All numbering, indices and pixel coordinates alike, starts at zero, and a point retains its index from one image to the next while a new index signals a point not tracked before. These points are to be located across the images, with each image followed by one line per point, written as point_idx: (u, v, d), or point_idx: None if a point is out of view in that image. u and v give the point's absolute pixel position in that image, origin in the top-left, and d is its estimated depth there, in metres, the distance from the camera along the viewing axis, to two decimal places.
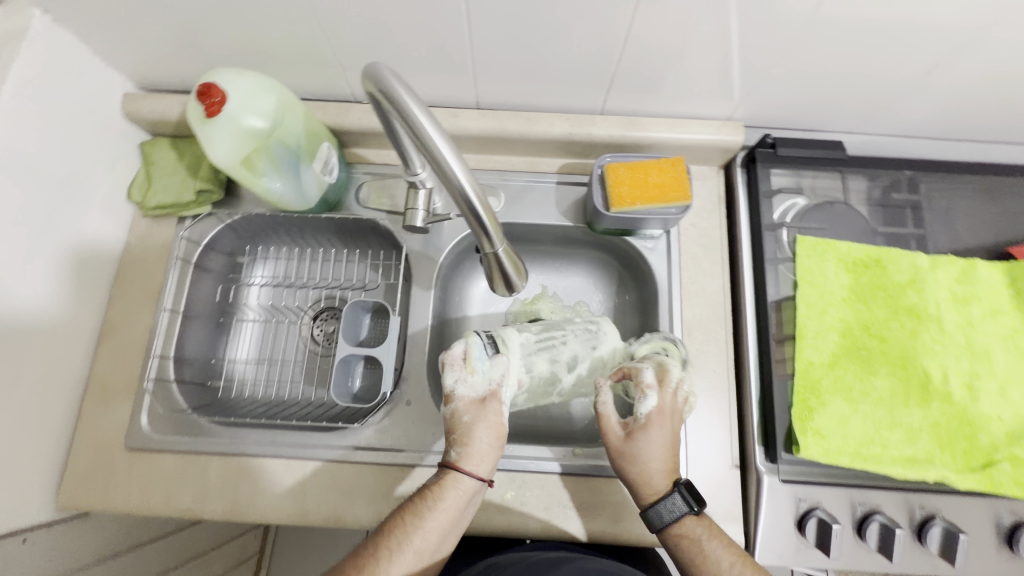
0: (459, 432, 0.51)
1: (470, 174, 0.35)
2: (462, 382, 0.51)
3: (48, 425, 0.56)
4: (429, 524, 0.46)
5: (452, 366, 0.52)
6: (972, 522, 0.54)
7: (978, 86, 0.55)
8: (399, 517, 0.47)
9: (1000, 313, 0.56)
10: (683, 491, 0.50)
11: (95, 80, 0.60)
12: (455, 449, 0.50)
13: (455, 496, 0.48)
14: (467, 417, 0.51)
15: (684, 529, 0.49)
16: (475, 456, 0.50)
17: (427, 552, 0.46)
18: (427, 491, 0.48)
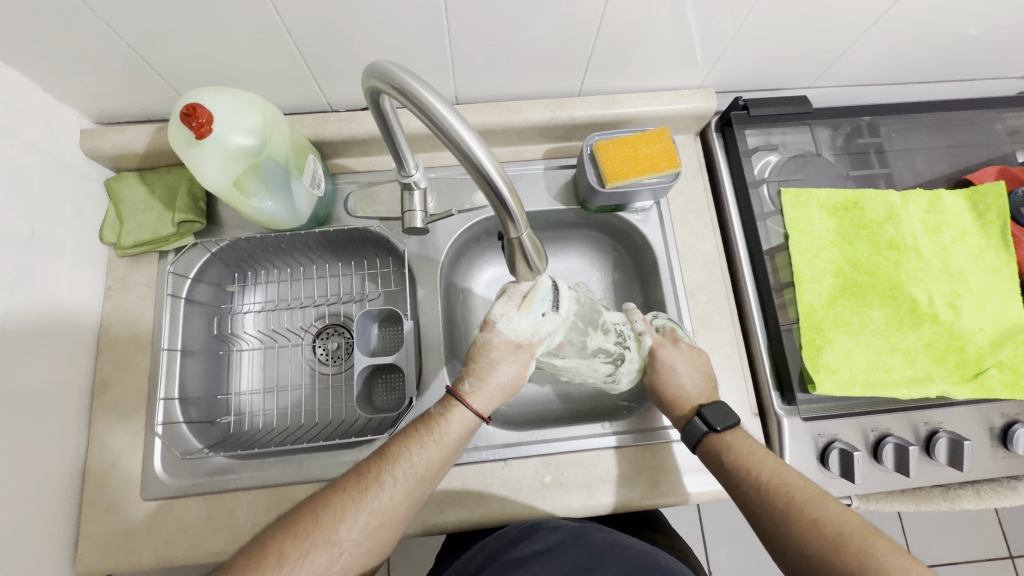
0: (478, 363, 0.53)
1: (499, 164, 0.36)
2: (508, 318, 0.54)
3: (54, 491, 0.52)
4: (429, 452, 0.48)
5: (509, 299, 0.54)
6: (970, 429, 0.58)
7: (923, 32, 0.60)
8: (396, 442, 0.49)
9: (967, 235, 0.62)
10: (702, 414, 0.53)
11: (49, 119, 0.57)
12: (471, 381, 0.53)
13: (451, 421, 0.51)
14: (496, 351, 0.54)
15: (710, 447, 0.52)
16: (474, 379, 0.53)
17: (423, 475, 0.47)
18: (422, 420, 0.51)
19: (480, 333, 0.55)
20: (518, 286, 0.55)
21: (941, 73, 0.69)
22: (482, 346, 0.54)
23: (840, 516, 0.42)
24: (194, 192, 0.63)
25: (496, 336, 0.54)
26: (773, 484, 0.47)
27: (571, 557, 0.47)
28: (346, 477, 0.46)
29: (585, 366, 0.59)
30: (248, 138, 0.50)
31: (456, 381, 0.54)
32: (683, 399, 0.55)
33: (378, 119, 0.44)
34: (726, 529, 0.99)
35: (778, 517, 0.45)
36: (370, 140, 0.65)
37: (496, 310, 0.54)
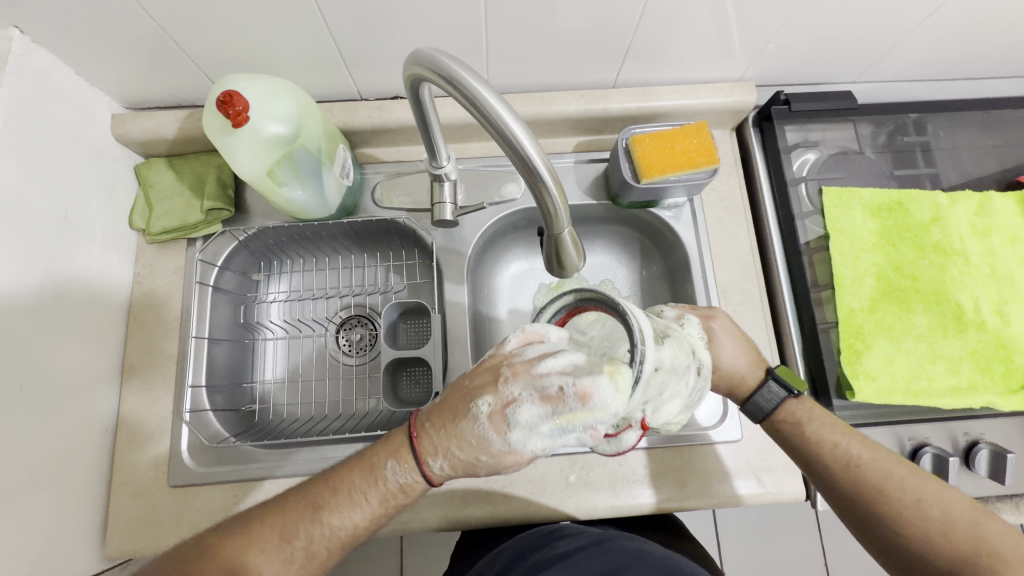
0: (459, 441, 0.38)
1: (544, 153, 0.35)
2: (527, 429, 0.36)
3: (83, 475, 0.53)
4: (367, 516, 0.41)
5: (543, 405, 0.36)
6: (1013, 442, 0.56)
7: (980, 24, 0.57)
8: (332, 499, 0.40)
9: (1018, 239, 0.59)
10: (779, 378, 0.50)
11: (81, 103, 0.56)
12: (439, 463, 0.40)
13: (407, 482, 0.40)
14: (489, 454, 0.38)
15: (787, 413, 0.50)
16: (445, 449, 0.39)
17: (358, 533, 0.41)
18: (374, 474, 0.40)
19: (485, 422, 0.37)
20: (586, 399, 0.35)
21: (994, 68, 0.66)
22: (478, 437, 0.38)
23: (936, 494, 0.44)
24: (222, 179, 0.63)
25: (497, 444, 0.37)
26: (858, 465, 0.46)
27: (594, 562, 0.44)
28: (264, 535, 0.40)
29: (680, 353, 0.41)
30: (282, 127, 0.50)
31: (432, 436, 0.40)
32: (747, 370, 0.51)
33: (417, 109, 0.43)
34: (742, 531, 0.98)
35: (869, 497, 0.45)
36: (399, 130, 0.64)
37: (523, 409, 0.36)
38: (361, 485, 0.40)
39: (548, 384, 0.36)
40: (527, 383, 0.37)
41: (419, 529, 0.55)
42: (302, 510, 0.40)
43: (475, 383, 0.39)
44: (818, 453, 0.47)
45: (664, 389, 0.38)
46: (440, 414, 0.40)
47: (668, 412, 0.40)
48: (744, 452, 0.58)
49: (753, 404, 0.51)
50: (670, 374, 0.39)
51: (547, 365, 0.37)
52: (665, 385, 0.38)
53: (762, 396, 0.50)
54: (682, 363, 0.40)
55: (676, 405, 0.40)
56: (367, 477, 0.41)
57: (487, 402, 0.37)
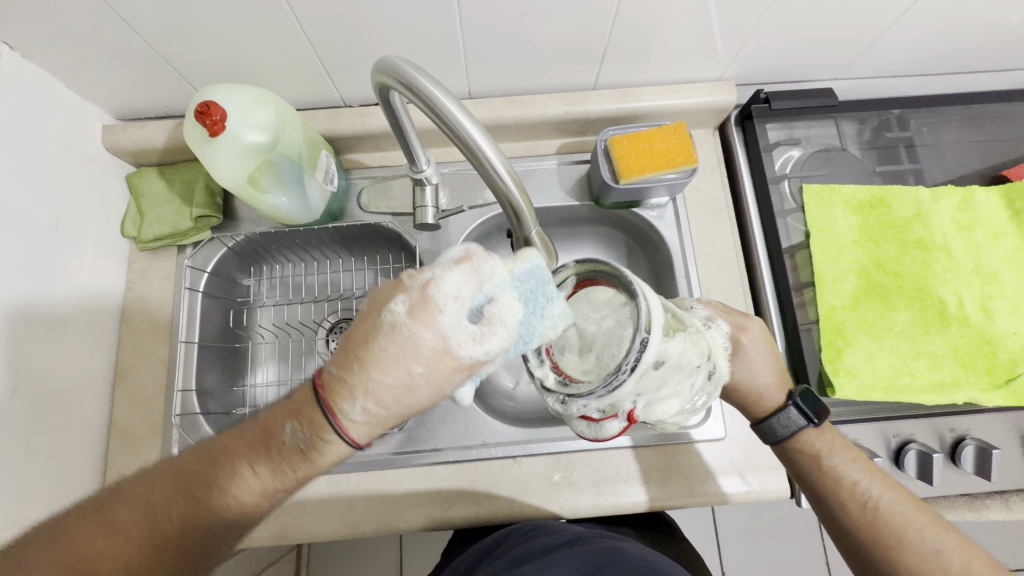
0: (376, 352, 0.32)
1: (506, 160, 0.39)
2: (454, 304, 0.31)
3: (76, 478, 0.54)
4: (261, 467, 0.35)
5: (459, 266, 0.32)
6: (999, 437, 0.56)
7: (958, 20, 0.57)
8: (219, 470, 0.35)
9: (1002, 234, 0.59)
10: (800, 405, 0.48)
11: (72, 115, 0.58)
12: (363, 403, 0.33)
13: (317, 442, 0.34)
14: (406, 356, 0.32)
15: (802, 442, 0.48)
16: (366, 386, 0.33)
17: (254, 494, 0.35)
18: (270, 444, 0.35)
19: (405, 322, 0.32)
20: (481, 258, 0.32)
21: (980, 62, 0.65)
22: (400, 349, 0.32)
23: (953, 546, 0.45)
24: (211, 187, 0.64)
25: (426, 348, 0.32)
26: (875, 507, 0.47)
27: (570, 559, 0.44)
28: (128, 506, 0.35)
29: (692, 350, 0.37)
30: (261, 134, 0.52)
31: (336, 356, 0.34)
32: (770, 389, 0.49)
33: (390, 117, 0.44)
34: (740, 531, 0.98)
35: (883, 542, 0.46)
36: (383, 136, 0.64)
37: (444, 281, 0.32)
38: (255, 457, 0.35)
39: (450, 248, 0.33)
40: (428, 262, 0.33)
41: (405, 529, 0.55)
42: (175, 478, 0.35)
43: (378, 294, 0.34)
44: (833, 488, 0.48)
45: (662, 385, 0.35)
46: (343, 343, 0.34)
47: (663, 410, 0.37)
48: (729, 451, 0.58)
49: (766, 426, 0.50)
50: (673, 372, 0.35)
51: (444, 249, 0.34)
52: (662, 381, 0.35)
53: (779, 421, 0.49)
54: (691, 362, 0.36)
55: (673, 403, 0.37)
56: (263, 448, 0.35)
57: (399, 300, 0.32)
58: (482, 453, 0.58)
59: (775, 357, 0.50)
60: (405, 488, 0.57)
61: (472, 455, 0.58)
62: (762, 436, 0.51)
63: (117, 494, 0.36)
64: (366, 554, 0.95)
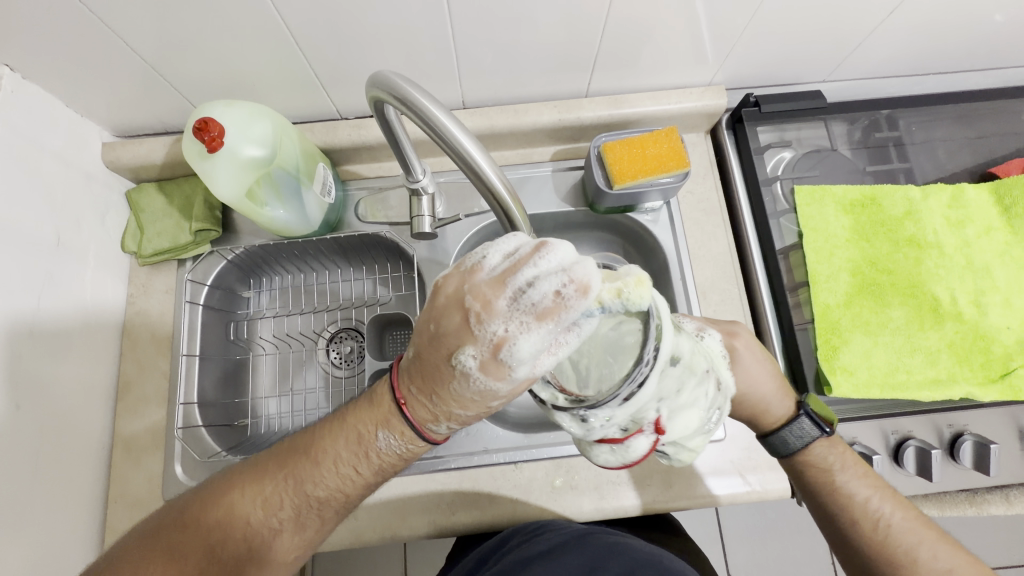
0: (455, 393, 0.33)
1: (496, 167, 0.40)
2: (526, 366, 0.29)
3: (79, 491, 0.54)
4: (357, 468, 0.39)
5: (532, 322, 0.28)
6: (1000, 432, 0.56)
7: (943, 21, 0.58)
8: (316, 474, 0.38)
9: (993, 230, 0.60)
10: (813, 415, 0.49)
11: (72, 133, 0.59)
12: (445, 425, 0.36)
13: (406, 442, 0.38)
14: (481, 396, 0.32)
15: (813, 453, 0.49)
16: (448, 414, 0.35)
17: (350, 492, 0.39)
18: (364, 446, 0.38)
19: (476, 373, 0.31)
20: (567, 314, 0.27)
21: (966, 61, 0.66)
22: (474, 393, 0.32)
23: (962, 565, 0.45)
24: (210, 201, 0.65)
25: (498, 391, 0.31)
26: (886, 525, 0.47)
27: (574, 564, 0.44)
28: (236, 504, 0.38)
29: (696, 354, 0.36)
30: (259, 149, 0.53)
31: (415, 369, 0.35)
32: (769, 399, 0.49)
33: (385, 130, 0.45)
34: (746, 532, 0.98)
35: (894, 559, 0.46)
36: (378, 146, 0.65)
37: (516, 344, 0.29)
38: (351, 458, 0.38)
39: (536, 294, 0.28)
40: (507, 309, 0.29)
41: (409, 536, 0.56)
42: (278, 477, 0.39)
43: (444, 329, 0.31)
44: (843, 503, 0.48)
45: (681, 388, 0.33)
46: (418, 371, 0.34)
47: (685, 423, 0.35)
48: (729, 451, 0.58)
49: (778, 438, 0.50)
50: (687, 374, 0.34)
51: (522, 280, 0.29)
52: (681, 385, 0.33)
53: (792, 432, 0.49)
54: (700, 365, 0.36)
55: (693, 414, 0.35)
56: (356, 450, 0.38)
57: (470, 353, 0.30)
58: (484, 458, 0.58)
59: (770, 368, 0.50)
60: (408, 495, 0.57)
61: (473, 461, 0.58)
62: (770, 448, 0.51)
63: (220, 495, 0.39)
64: (371, 563, 0.94)
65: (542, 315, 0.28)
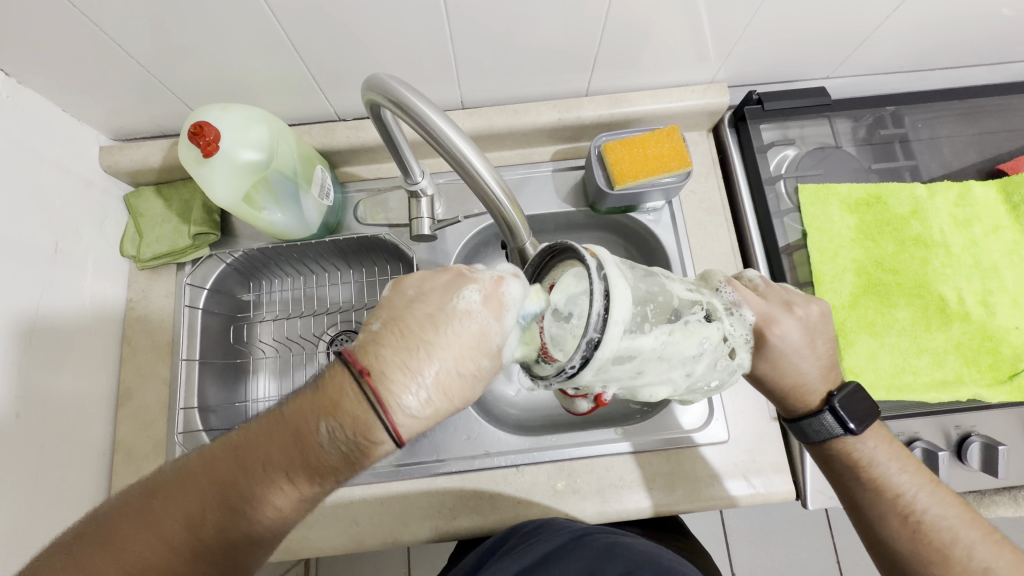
0: (444, 336, 0.32)
1: (494, 172, 0.40)
2: (523, 300, 0.34)
3: (80, 497, 0.54)
4: (297, 464, 0.31)
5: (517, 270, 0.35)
6: (1008, 433, 0.55)
7: (949, 15, 0.57)
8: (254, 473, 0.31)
9: (1001, 228, 0.59)
10: (837, 412, 0.46)
11: (70, 139, 0.58)
12: (423, 387, 0.31)
13: (364, 434, 0.30)
14: (481, 340, 0.33)
15: (836, 448, 0.47)
16: (431, 372, 0.32)
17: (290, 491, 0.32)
18: (305, 442, 0.31)
19: (478, 304, 0.33)
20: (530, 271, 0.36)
21: (973, 57, 0.65)
22: (471, 331, 0.32)
23: (1006, 566, 0.42)
24: (208, 205, 0.64)
25: (496, 328, 0.33)
26: (919, 520, 0.44)
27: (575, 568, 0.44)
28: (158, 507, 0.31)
29: (684, 342, 0.35)
30: (256, 153, 0.52)
31: (392, 335, 0.32)
32: (811, 387, 0.47)
33: (384, 136, 0.45)
34: (749, 532, 0.97)
35: (926, 558, 0.43)
36: (377, 148, 0.65)
37: (515, 281, 0.34)
38: (290, 456, 0.31)
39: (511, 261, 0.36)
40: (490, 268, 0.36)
41: (411, 541, 0.56)
42: (208, 490, 0.32)
43: (434, 281, 0.34)
44: (879, 495, 0.46)
45: (640, 373, 0.34)
46: (400, 325, 0.33)
47: (650, 394, 0.37)
48: (733, 453, 0.57)
49: (796, 428, 0.49)
50: (653, 361, 0.34)
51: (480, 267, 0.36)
52: (640, 371, 0.34)
53: (809, 427, 0.47)
54: (681, 354, 0.35)
55: (664, 389, 0.37)
56: (297, 446, 0.31)
57: (473, 289, 0.33)
58: (486, 462, 0.58)
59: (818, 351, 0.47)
60: (410, 500, 0.57)
61: (475, 465, 0.58)
62: (799, 433, 0.49)
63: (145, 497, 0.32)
64: (375, 563, 0.95)
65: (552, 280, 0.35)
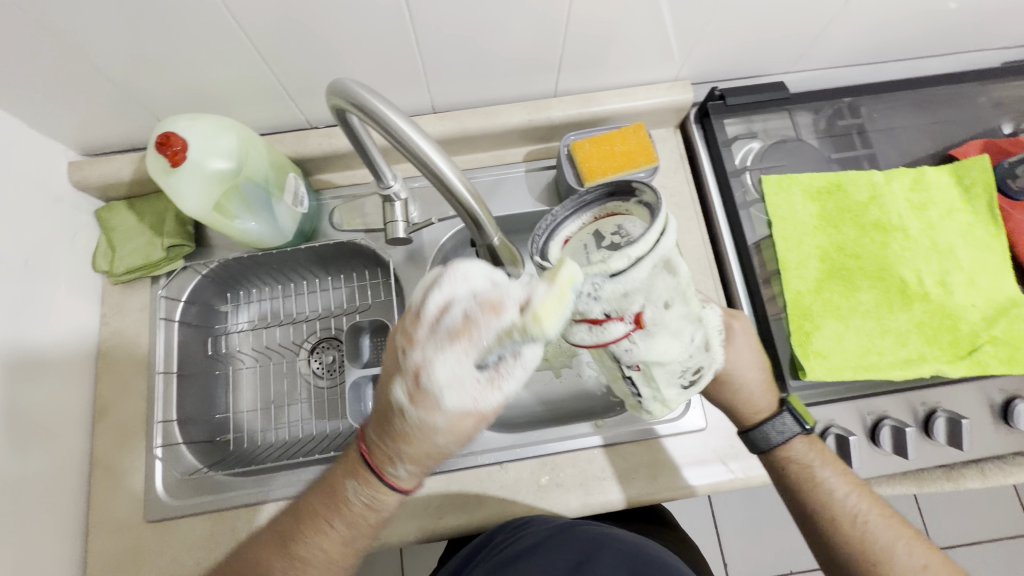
0: (410, 437, 0.38)
1: (460, 173, 0.41)
2: (441, 386, 0.32)
3: (59, 516, 0.53)
4: (337, 517, 0.43)
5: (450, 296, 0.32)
6: (970, 407, 0.57)
7: (896, 10, 0.59)
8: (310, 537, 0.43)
9: (955, 211, 0.61)
10: (794, 411, 0.50)
11: (37, 154, 0.58)
12: (402, 466, 0.40)
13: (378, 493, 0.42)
14: (452, 436, 0.37)
15: (789, 450, 0.50)
16: (406, 454, 0.39)
17: (348, 543, 0.43)
18: (336, 499, 0.43)
19: (409, 408, 0.34)
20: (477, 327, 0.30)
21: (923, 48, 0.68)
22: (421, 429, 0.36)
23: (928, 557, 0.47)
24: (182, 216, 0.64)
25: (439, 422, 0.35)
26: (864, 522, 0.48)
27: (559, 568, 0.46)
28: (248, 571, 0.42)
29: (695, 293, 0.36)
30: (225, 161, 0.53)
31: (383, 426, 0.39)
32: (757, 397, 0.50)
33: (352, 139, 0.45)
34: (738, 524, 0.99)
35: (870, 556, 0.47)
36: (351, 154, 0.65)
37: (433, 366, 0.32)
38: (332, 517, 0.43)
39: (450, 320, 0.31)
40: (432, 334, 0.32)
41: (398, 543, 0.56)
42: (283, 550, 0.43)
43: (389, 368, 0.36)
44: (831, 500, 0.49)
45: (671, 303, 0.32)
46: (384, 421, 0.39)
47: (663, 349, 0.34)
48: (711, 440, 0.59)
49: (759, 432, 0.50)
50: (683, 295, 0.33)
51: (442, 362, 0.32)
52: (671, 302, 0.32)
53: (773, 428, 0.50)
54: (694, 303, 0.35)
55: (673, 345, 0.34)
56: (330, 503, 0.43)
57: (399, 388, 0.34)
58: (470, 461, 0.58)
59: (761, 363, 0.50)
60: None
61: (459, 464, 0.58)
62: (748, 446, 0.52)
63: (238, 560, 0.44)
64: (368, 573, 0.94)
65: (599, 216, 0.36)
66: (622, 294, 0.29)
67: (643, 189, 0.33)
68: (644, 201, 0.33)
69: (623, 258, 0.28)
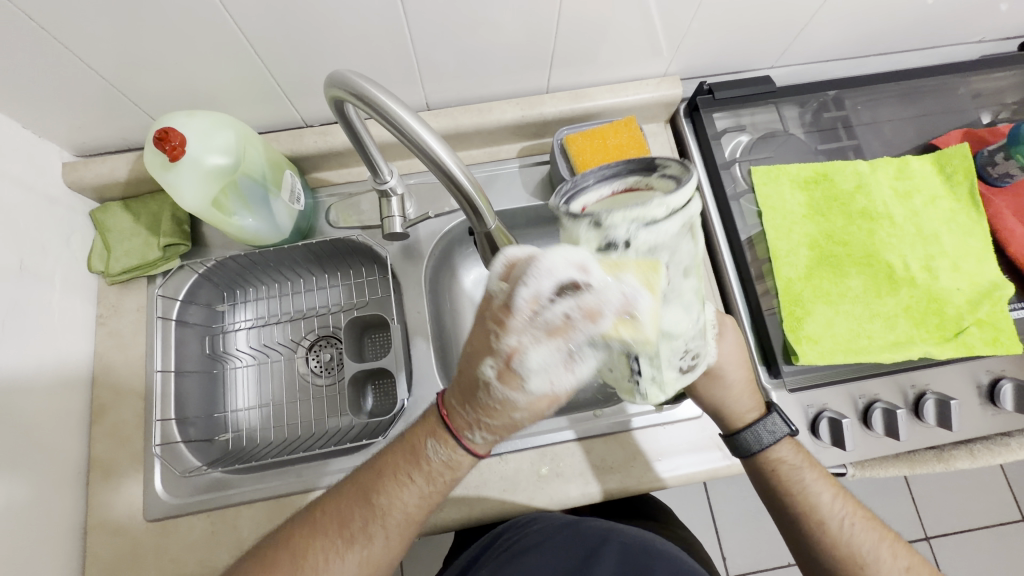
0: (491, 407, 0.39)
1: (462, 165, 0.42)
2: (535, 369, 0.35)
3: (57, 516, 0.53)
4: (414, 477, 0.43)
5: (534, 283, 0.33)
6: (958, 389, 0.59)
7: (875, 6, 0.61)
8: (383, 509, 0.43)
9: (938, 198, 0.63)
10: (781, 412, 0.53)
11: (32, 155, 0.58)
12: (479, 432, 0.41)
13: (455, 458, 0.43)
14: (530, 408, 0.38)
15: (777, 451, 0.52)
16: (479, 419, 0.41)
17: (420, 511, 0.44)
18: (416, 457, 0.44)
19: (496, 382, 0.36)
20: (570, 327, 0.33)
21: (903, 42, 0.70)
22: (501, 399, 0.38)
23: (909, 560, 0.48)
24: (178, 216, 0.64)
25: (520, 396, 0.37)
26: (851, 525, 0.49)
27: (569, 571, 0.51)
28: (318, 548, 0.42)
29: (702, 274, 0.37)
30: (223, 157, 0.53)
31: (461, 402, 0.41)
32: (740, 399, 0.52)
33: (350, 134, 0.46)
34: (737, 516, 0.99)
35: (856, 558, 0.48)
36: (346, 152, 0.66)
37: (528, 350, 0.34)
38: (411, 475, 0.44)
39: (551, 315, 0.33)
40: (524, 321, 0.34)
41: None
42: (365, 507, 0.43)
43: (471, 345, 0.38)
44: (818, 501, 0.50)
45: (685, 272, 0.33)
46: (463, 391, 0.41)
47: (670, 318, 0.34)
48: (707, 427, 0.59)
49: (751, 431, 0.51)
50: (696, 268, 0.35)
51: (535, 347, 0.34)
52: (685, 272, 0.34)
53: (765, 427, 0.51)
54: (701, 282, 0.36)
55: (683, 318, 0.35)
56: (410, 461, 0.44)
57: (489, 363, 0.36)
58: None
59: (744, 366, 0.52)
60: None
61: None
62: (734, 449, 0.53)
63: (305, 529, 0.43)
64: None
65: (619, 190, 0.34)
66: (650, 245, 0.30)
67: (669, 162, 0.32)
68: (670, 175, 0.32)
69: (661, 206, 0.28)
